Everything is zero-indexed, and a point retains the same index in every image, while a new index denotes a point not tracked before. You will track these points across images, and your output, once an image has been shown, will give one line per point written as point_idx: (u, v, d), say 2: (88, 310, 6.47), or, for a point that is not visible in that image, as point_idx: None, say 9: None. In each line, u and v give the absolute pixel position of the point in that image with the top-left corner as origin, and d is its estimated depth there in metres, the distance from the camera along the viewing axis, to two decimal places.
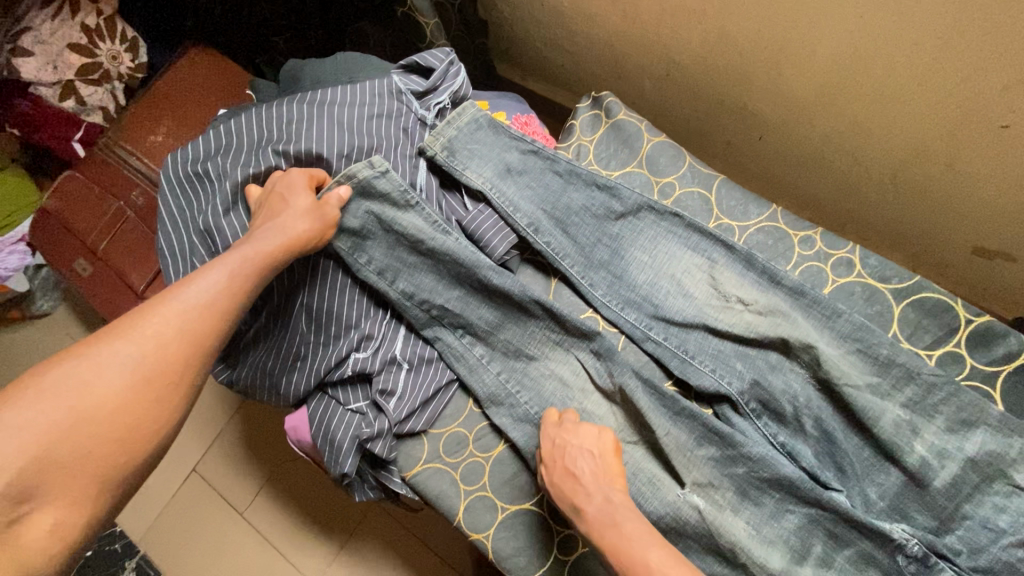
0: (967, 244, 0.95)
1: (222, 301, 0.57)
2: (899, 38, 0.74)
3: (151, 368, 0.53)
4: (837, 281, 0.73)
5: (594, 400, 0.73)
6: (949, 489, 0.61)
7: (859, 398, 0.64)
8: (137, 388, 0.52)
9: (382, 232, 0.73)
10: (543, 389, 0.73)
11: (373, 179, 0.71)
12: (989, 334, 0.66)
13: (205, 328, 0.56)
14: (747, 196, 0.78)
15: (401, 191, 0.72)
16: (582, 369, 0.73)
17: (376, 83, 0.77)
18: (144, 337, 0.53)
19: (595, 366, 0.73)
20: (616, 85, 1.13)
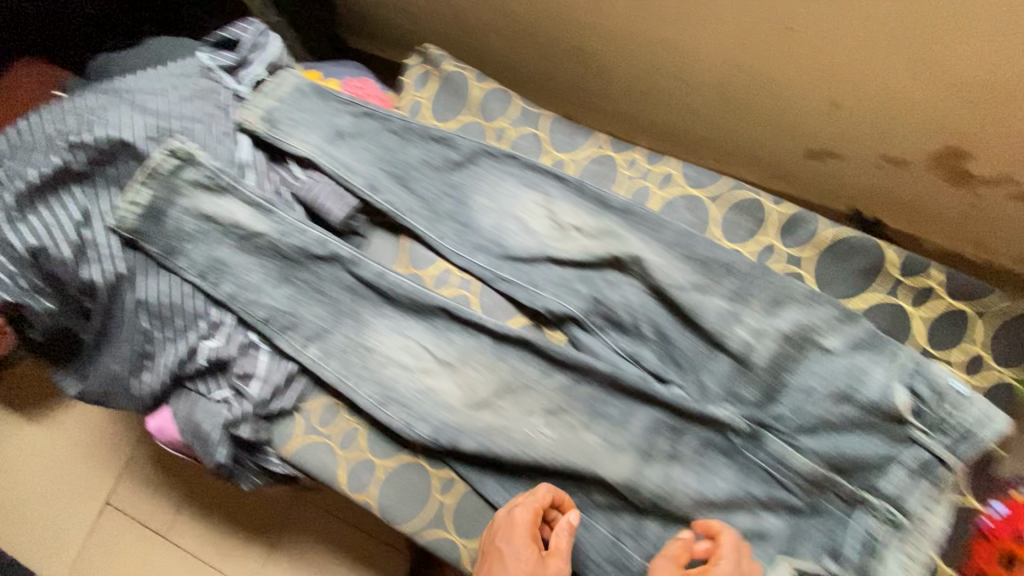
0: (799, 149, 1.03)
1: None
2: None
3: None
4: (663, 195, 0.77)
5: (438, 375, 0.73)
6: (769, 364, 0.67)
7: (684, 297, 0.70)
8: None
9: (203, 227, 0.72)
10: (384, 374, 0.73)
11: (181, 168, 0.71)
12: (793, 221, 0.72)
13: None
14: (575, 128, 0.81)
15: (213, 175, 0.71)
16: (421, 348, 0.74)
17: (184, 64, 0.75)
18: None
19: (432, 339, 0.75)
20: (466, 45, 1.15)
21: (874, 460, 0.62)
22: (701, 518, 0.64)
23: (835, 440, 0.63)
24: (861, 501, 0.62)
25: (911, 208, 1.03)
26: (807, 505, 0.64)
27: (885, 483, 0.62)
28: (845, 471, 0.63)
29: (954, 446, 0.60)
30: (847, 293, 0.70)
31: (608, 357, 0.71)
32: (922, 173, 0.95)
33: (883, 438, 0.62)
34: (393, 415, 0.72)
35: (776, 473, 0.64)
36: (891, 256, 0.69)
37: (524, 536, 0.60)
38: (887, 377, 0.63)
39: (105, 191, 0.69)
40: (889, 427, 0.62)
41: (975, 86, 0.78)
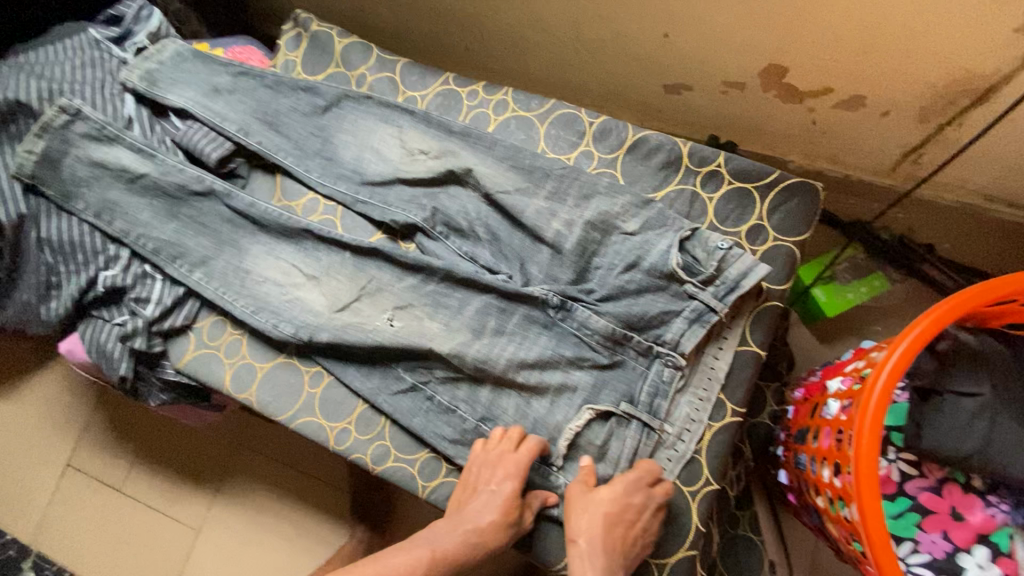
0: (658, 85, 1.13)
1: (449, 541, 0.65)
2: None
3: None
4: (498, 118, 0.87)
5: (306, 287, 0.83)
6: (578, 248, 0.77)
7: (508, 200, 0.80)
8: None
9: (96, 173, 0.83)
10: (259, 291, 0.83)
11: (70, 123, 0.82)
12: (605, 129, 0.83)
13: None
14: (424, 69, 0.92)
15: (101, 126, 0.83)
16: (292, 267, 0.84)
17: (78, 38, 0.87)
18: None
19: (300, 258, 0.84)
20: (361, 19, 1.27)
21: (660, 316, 0.73)
22: (522, 381, 0.75)
23: (628, 304, 0.74)
24: (654, 351, 0.73)
25: (765, 131, 1.13)
26: (609, 360, 0.75)
27: (669, 334, 0.72)
28: (637, 329, 0.74)
29: (723, 295, 0.71)
30: (653, 186, 0.81)
31: (449, 257, 0.81)
32: (760, 94, 1.05)
33: (666, 296, 0.73)
34: (266, 322, 0.81)
35: (584, 337, 0.76)
36: (683, 150, 0.80)
37: (515, 480, 0.69)
38: (668, 243, 0.73)
39: (8, 146, 0.82)
40: (669, 287, 0.72)
41: (766, 9, 0.88)
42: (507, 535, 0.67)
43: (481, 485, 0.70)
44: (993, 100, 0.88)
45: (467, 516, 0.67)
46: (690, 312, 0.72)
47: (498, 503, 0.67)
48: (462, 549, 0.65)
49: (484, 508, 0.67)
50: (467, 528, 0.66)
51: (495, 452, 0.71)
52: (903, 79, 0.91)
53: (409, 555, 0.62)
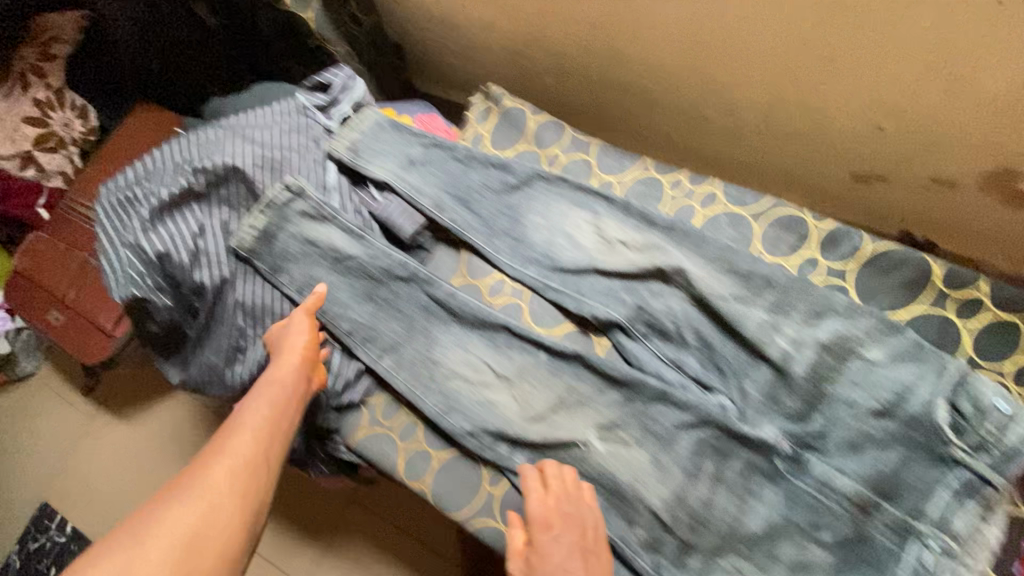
0: (845, 172, 1.05)
1: (283, 402, 0.69)
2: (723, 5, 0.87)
3: (218, 520, 0.56)
4: (705, 212, 0.82)
5: (497, 388, 0.79)
6: (810, 374, 0.69)
7: (727, 307, 0.73)
8: (227, 516, 0.57)
9: (306, 250, 0.82)
10: (449, 389, 0.80)
11: (291, 201, 0.82)
12: (836, 236, 0.76)
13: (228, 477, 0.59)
14: (622, 153, 0.88)
15: (317, 206, 0.82)
16: (482, 365, 0.80)
17: (281, 104, 0.87)
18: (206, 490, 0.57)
19: (493, 357, 0.80)
20: (522, 84, 1.27)
21: (916, 483, 0.64)
22: (742, 534, 0.67)
23: (876, 464, 0.66)
24: (911, 530, 0.64)
25: (963, 233, 1.03)
26: (855, 532, 0.65)
27: (933, 505, 0.64)
28: (885, 489, 0.65)
29: (998, 466, 0.63)
30: (893, 305, 0.73)
31: (653, 364, 0.74)
32: (975, 195, 0.95)
33: (924, 457, 0.64)
34: (454, 422, 0.78)
35: (822, 499, 0.66)
36: (935, 269, 0.71)
37: (306, 334, 0.76)
38: (930, 396, 0.65)
39: (218, 209, 0.80)
40: (934, 447, 0.64)
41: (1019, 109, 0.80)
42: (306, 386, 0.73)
43: (285, 351, 0.74)
44: None
45: (276, 383, 0.71)
46: (959, 486, 0.63)
47: (296, 356, 0.74)
48: (295, 388, 0.72)
49: (289, 372, 0.72)
50: (280, 378, 0.71)
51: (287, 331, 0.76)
52: None
53: (261, 415, 0.66)
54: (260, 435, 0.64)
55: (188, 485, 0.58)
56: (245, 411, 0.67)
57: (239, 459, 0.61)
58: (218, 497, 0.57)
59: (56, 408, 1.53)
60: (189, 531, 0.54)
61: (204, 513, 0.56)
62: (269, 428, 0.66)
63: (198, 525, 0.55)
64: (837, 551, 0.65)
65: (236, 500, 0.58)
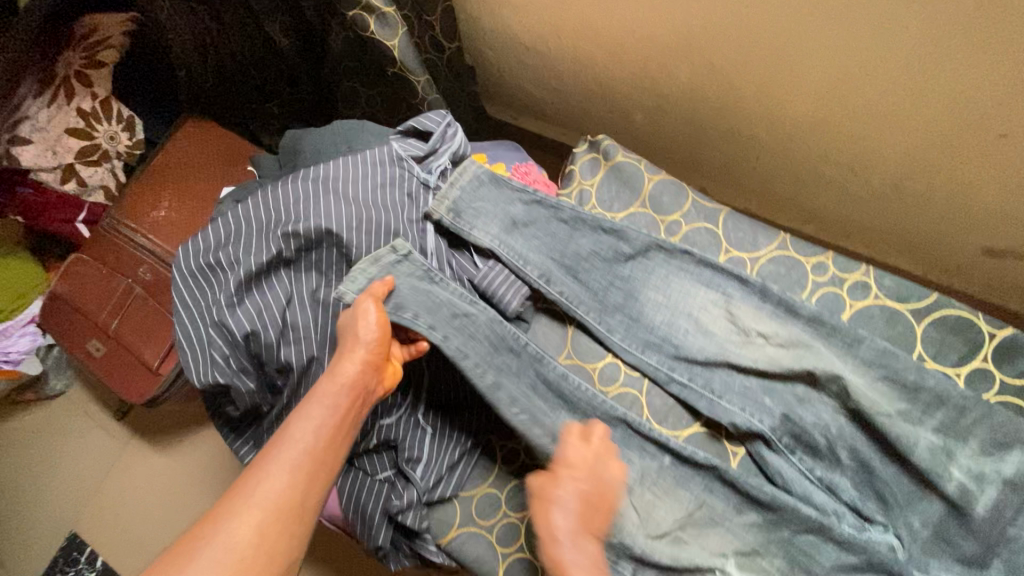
0: (975, 246, 0.95)
1: (349, 403, 0.58)
2: (885, 65, 0.77)
3: (276, 541, 0.50)
4: (855, 305, 0.72)
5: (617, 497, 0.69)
6: (992, 515, 0.61)
7: (893, 427, 0.64)
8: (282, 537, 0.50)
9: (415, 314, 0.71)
10: None
11: (397, 263, 0.71)
12: (1014, 347, 0.66)
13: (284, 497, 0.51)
14: (754, 226, 0.78)
15: (425, 269, 0.72)
16: None
17: (371, 152, 0.77)
18: (251, 511, 0.49)
19: None
20: (607, 120, 1.17)
21: None
22: None
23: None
24: None
25: None
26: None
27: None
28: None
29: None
30: None
31: (800, 485, 0.67)
32: None
33: None
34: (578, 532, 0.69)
35: None
36: None
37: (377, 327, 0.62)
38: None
39: (306, 276, 0.71)
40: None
41: None
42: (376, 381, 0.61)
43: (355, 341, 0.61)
44: None
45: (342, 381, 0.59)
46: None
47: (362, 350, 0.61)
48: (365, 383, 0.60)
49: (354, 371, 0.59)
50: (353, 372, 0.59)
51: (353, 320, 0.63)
52: None
53: (321, 418, 0.56)
54: (315, 442, 0.54)
55: (233, 503, 0.50)
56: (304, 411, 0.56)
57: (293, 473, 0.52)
58: (269, 518, 0.50)
59: (85, 433, 1.45)
60: (244, 551, 0.48)
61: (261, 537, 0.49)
62: (328, 437, 0.55)
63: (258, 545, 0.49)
64: None
65: (290, 521, 0.51)
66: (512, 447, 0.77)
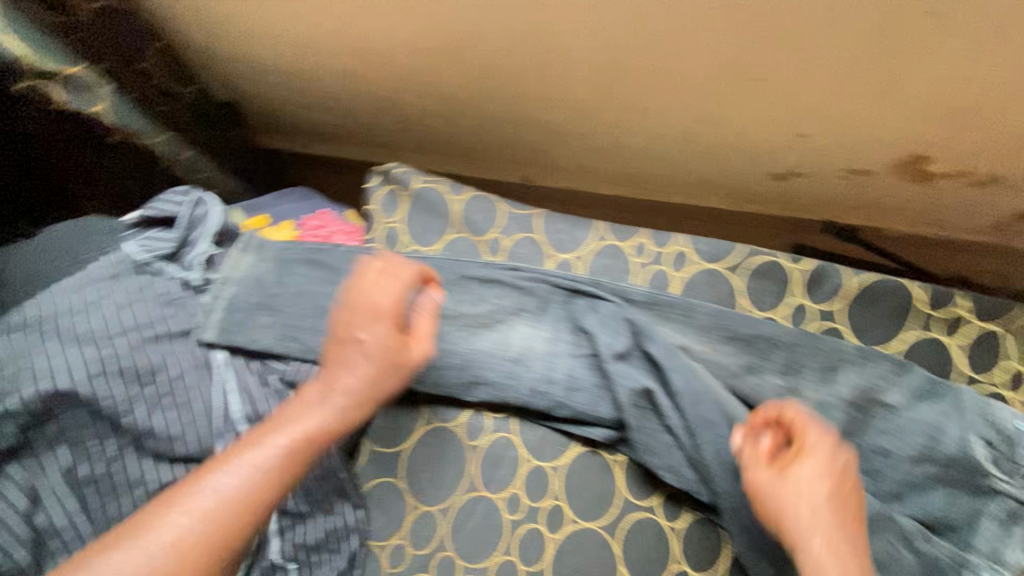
0: (763, 173, 1.03)
1: (303, 445, 0.53)
2: (637, 35, 0.76)
3: (212, 550, 0.48)
4: (682, 276, 0.73)
5: (513, 544, 0.65)
6: (842, 435, 0.64)
7: (742, 386, 0.66)
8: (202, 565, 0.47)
9: (214, 441, 0.60)
10: (466, 538, 0.65)
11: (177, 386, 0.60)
12: (817, 276, 0.71)
13: (253, 499, 0.50)
14: (571, 221, 0.76)
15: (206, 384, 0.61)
16: (484, 526, 0.66)
17: (87, 271, 0.61)
18: (196, 506, 0.49)
19: (497, 513, 0.66)
20: (406, 129, 1.07)
21: (961, 519, 0.62)
22: None
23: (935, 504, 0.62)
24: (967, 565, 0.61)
25: (869, 206, 1.07)
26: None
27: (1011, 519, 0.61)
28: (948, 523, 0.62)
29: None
30: (886, 336, 0.70)
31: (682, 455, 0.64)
32: (885, 180, 0.98)
33: (967, 492, 0.62)
34: (480, 552, 0.65)
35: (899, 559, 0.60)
36: (916, 293, 0.70)
37: (375, 360, 0.57)
38: (965, 419, 0.62)
39: (50, 458, 0.55)
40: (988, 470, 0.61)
41: (936, 109, 0.80)
42: (354, 411, 0.57)
43: (350, 330, 0.58)
44: None
45: (303, 425, 0.54)
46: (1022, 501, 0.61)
47: (373, 351, 0.57)
48: (336, 430, 0.55)
49: (318, 412, 0.55)
50: (347, 383, 0.56)
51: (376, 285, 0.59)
52: None
53: (278, 446, 0.52)
54: (270, 458, 0.52)
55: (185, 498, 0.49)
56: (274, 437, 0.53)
57: (212, 504, 0.49)
58: (218, 525, 0.48)
59: None
60: (193, 544, 0.47)
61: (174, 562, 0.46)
62: (284, 463, 0.52)
63: (179, 556, 0.47)
64: None
65: (230, 534, 0.49)
66: (397, 543, 0.66)
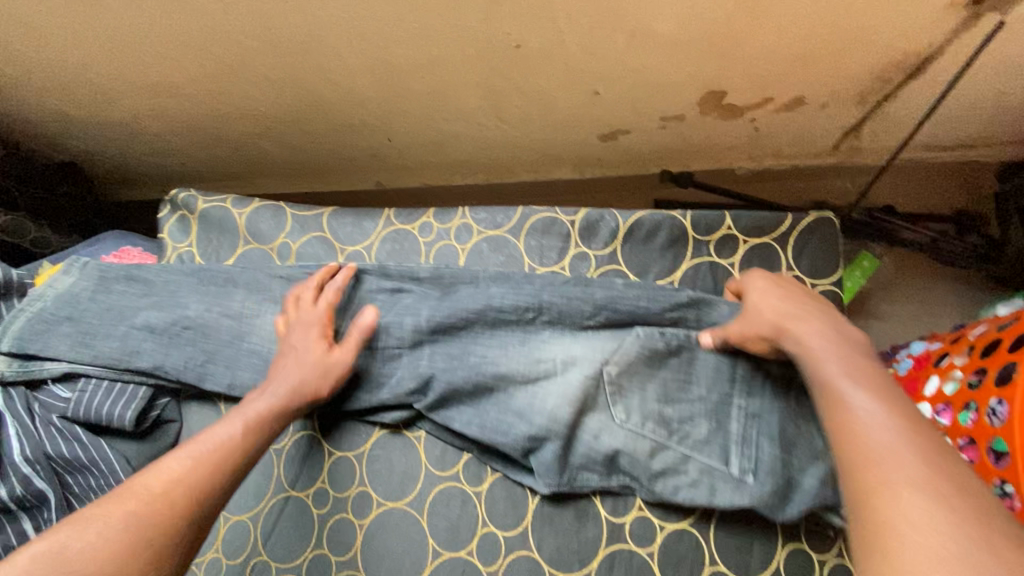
0: (592, 136, 1.04)
1: (237, 445, 0.54)
2: (382, 29, 0.75)
3: (148, 543, 0.45)
4: (466, 247, 0.74)
5: (322, 536, 0.66)
6: (625, 373, 0.63)
7: (527, 341, 0.66)
8: (141, 537, 0.44)
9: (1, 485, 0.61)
10: (276, 539, 0.66)
11: None
12: (592, 223, 0.73)
13: (193, 485, 0.49)
14: (357, 215, 0.77)
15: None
16: (293, 524, 0.66)
17: None
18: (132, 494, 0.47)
19: (305, 509, 0.67)
20: (241, 157, 1.08)
21: (743, 435, 0.61)
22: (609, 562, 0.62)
23: (720, 426, 0.62)
24: None
25: (704, 148, 1.09)
26: (747, 503, 0.59)
27: (794, 425, 0.60)
28: (739, 444, 0.60)
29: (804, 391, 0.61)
30: (667, 268, 0.71)
31: (474, 419, 0.65)
32: (700, 119, 1.00)
33: (745, 407, 0.62)
34: (290, 551, 0.65)
35: (672, 480, 0.61)
36: (686, 222, 0.71)
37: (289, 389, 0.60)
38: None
39: None
40: (759, 382, 0.62)
41: (703, 43, 0.80)
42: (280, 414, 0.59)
43: (289, 337, 0.64)
44: (932, 67, 0.85)
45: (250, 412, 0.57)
46: (797, 406, 0.61)
47: (310, 351, 0.63)
48: (265, 429, 0.57)
49: (260, 403, 0.58)
50: (286, 387, 0.60)
51: (308, 320, 0.65)
52: (845, 70, 0.87)
53: (220, 433, 0.54)
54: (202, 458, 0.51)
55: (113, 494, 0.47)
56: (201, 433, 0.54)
57: (141, 495, 0.47)
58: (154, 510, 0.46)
59: None
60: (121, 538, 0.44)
61: (99, 563, 0.42)
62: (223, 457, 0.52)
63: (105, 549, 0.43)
64: (721, 529, 0.62)
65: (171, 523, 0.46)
66: (214, 556, 0.67)
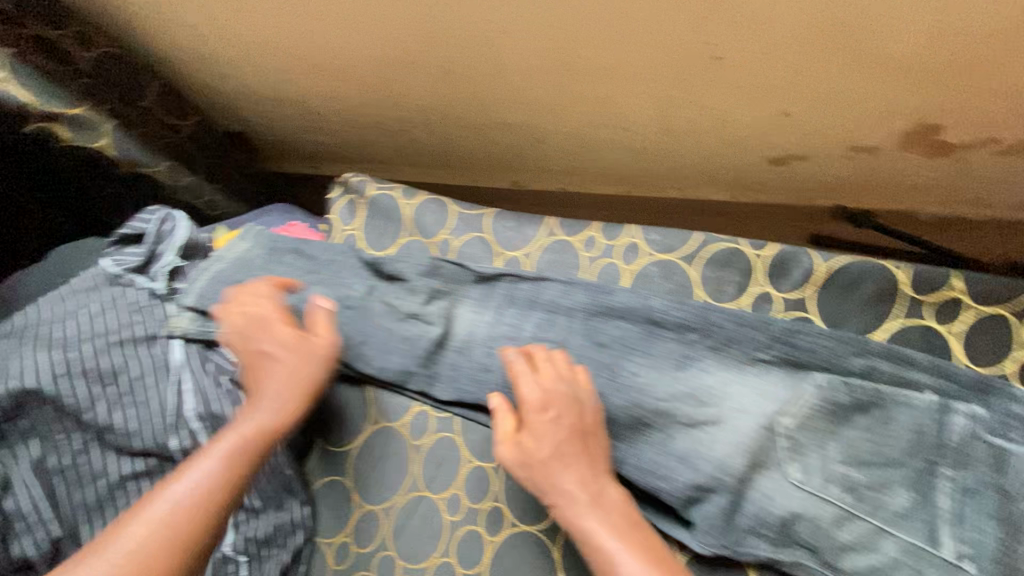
0: (760, 159, 0.95)
1: (277, 419, 0.56)
2: (574, 24, 0.72)
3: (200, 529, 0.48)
4: (631, 268, 0.70)
5: (451, 544, 0.64)
6: (805, 429, 0.57)
7: (692, 374, 0.60)
8: (197, 525, 0.48)
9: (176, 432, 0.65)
10: (407, 536, 0.66)
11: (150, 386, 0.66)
12: (783, 262, 0.65)
13: (235, 469, 0.52)
14: (520, 219, 0.75)
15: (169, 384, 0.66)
16: (425, 524, 0.66)
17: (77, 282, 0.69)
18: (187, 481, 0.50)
19: (437, 512, 0.66)
20: (393, 143, 1.10)
21: (952, 515, 0.53)
22: None
23: (925, 500, 0.53)
24: None
25: (889, 185, 0.96)
26: None
27: (1021, 504, 0.51)
28: (950, 524, 0.52)
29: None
30: (867, 326, 0.62)
31: (631, 457, 0.60)
32: (895, 153, 0.88)
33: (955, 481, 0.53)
34: (418, 551, 0.65)
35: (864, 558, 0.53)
36: (900, 276, 0.62)
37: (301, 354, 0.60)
38: (934, 398, 0.55)
39: (19, 451, 0.61)
40: (976, 450, 0.53)
41: (936, 65, 0.69)
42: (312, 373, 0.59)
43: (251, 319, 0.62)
44: None
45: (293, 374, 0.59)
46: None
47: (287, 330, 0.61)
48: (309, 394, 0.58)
49: (294, 363, 0.59)
50: (311, 347, 0.60)
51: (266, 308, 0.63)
52: None
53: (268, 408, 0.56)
54: (248, 437, 0.54)
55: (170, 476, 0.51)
56: (253, 405, 0.56)
57: (196, 484, 0.50)
58: (201, 496, 0.50)
59: None
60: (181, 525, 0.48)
61: (165, 544, 0.47)
62: (265, 433, 0.54)
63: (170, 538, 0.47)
64: None
65: (211, 510, 0.49)
66: (342, 541, 0.67)
